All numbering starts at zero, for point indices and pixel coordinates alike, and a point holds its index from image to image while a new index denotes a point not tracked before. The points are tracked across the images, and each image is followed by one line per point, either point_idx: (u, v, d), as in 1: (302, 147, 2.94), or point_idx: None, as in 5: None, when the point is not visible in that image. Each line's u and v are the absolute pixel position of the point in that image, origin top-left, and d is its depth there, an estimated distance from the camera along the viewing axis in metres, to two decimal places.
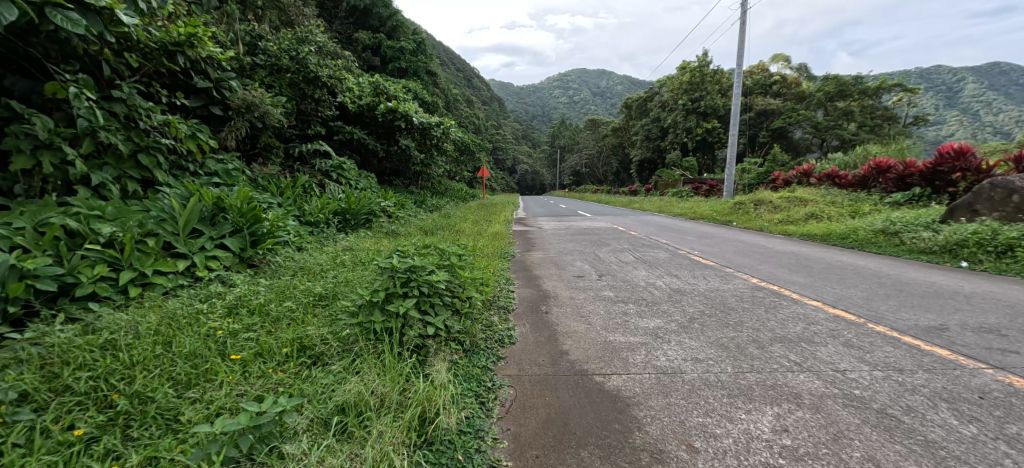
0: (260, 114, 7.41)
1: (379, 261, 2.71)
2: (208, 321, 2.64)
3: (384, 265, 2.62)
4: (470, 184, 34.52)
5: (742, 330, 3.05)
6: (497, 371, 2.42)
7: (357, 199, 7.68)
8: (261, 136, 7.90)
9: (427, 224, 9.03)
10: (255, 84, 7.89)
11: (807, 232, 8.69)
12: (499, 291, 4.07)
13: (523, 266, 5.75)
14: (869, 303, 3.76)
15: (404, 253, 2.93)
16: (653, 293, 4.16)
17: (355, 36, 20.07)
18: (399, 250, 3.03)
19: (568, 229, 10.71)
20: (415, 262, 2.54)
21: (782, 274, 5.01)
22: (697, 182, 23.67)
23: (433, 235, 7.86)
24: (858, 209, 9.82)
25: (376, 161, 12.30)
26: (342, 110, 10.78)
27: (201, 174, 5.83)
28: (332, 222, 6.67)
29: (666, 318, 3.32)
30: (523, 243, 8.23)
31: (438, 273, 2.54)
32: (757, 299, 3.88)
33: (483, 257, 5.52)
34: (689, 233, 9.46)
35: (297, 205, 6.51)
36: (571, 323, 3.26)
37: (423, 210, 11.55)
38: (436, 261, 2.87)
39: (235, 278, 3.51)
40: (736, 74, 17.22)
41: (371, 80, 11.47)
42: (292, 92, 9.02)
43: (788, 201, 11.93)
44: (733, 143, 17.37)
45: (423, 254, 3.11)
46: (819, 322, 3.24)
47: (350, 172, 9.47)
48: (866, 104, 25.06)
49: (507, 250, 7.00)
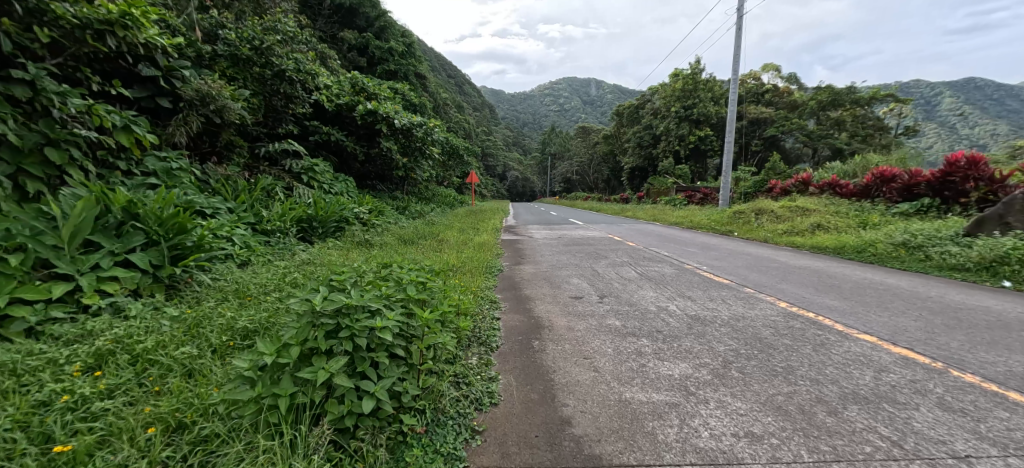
0: (218, 108, 6.56)
1: (303, 296, 1.92)
2: (55, 381, 1.85)
3: (306, 303, 1.84)
4: (459, 189, 33.82)
5: (798, 382, 2.32)
6: (469, 460, 1.64)
7: (326, 205, 6.88)
8: (221, 133, 7.07)
9: (407, 233, 8.21)
10: (214, 75, 7.05)
11: (819, 245, 8.08)
12: (479, 320, 3.30)
13: (511, 284, 4.98)
14: (934, 339, 3.05)
15: (344, 283, 2.15)
16: (669, 322, 3.42)
17: (340, 35, 19.33)
18: (341, 278, 2.24)
19: (561, 239, 9.97)
20: (348, 300, 1.75)
21: (810, 296, 4.33)
22: (690, 190, 23.20)
23: (411, 247, 7.05)
24: (868, 220, 9.24)
25: (356, 164, 11.48)
26: (317, 109, 9.97)
27: (135, 173, 4.93)
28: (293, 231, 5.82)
29: (694, 362, 2.58)
30: (512, 255, 7.48)
31: (385, 316, 1.74)
32: (797, 332, 3.16)
33: (466, 276, 4.75)
34: (692, 244, 8.76)
35: (254, 212, 5.67)
36: (572, 370, 2.49)
37: (405, 216, 10.76)
38: (388, 292, 2.07)
39: (134, 308, 2.69)
40: (732, 79, 16.76)
41: (350, 78, 10.72)
42: (259, 87, 8.20)
43: (790, 211, 11.37)
44: (729, 150, 16.87)
45: (374, 281, 2.31)
46: (890, 368, 2.52)
47: (323, 174, 8.62)
48: (857, 113, 24.96)
49: (494, 264, 6.25)
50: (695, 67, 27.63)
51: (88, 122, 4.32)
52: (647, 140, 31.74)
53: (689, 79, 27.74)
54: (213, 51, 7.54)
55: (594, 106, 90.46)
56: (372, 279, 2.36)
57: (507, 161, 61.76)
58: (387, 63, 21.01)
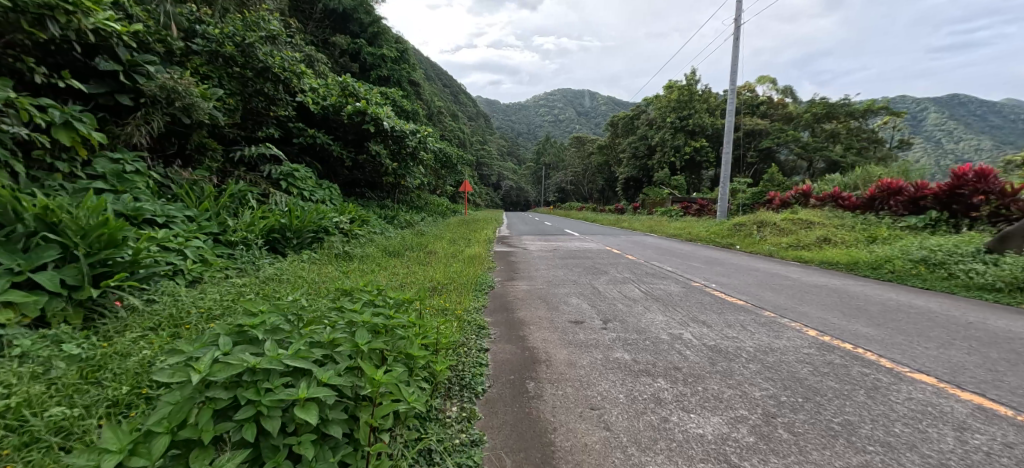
0: (186, 106, 5.99)
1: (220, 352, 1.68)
2: None
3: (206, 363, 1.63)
4: (452, 197, 33.33)
5: (867, 447, 1.82)
6: None
7: (303, 213, 6.33)
8: (192, 135, 6.55)
9: (393, 244, 7.68)
10: (186, 72, 6.54)
11: (829, 260, 7.66)
12: (463, 354, 2.78)
13: (502, 303, 4.49)
14: (1002, 381, 2.58)
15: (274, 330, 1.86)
16: (688, 356, 2.92)
17: (331, 40, 18.93)
18: (269, 322, 1.95)
19: (556, 251, 9.49)
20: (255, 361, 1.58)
21: (838, 322, 3.86)
22: (686, 201, 22.91)
23: (395, 261, 6.55)
24: (876, 234, 8.87)
25: (343, 171, 10.95)
26: (301, 112, 9.45)
27: (79, 176, 4.38)
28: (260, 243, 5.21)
29: (730, 415, 2.08)
30: (504, 269, 6.99)
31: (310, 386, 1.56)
32: (840, 371, 2.68)
33: (451, 295, 4.26)
34: (695, 258, 8.30)
35: (220, 221, 5.14)
36: (576, 428, 1.98)
37: (392, 226, 10.24)
38: (322, 343, 1.88)
39: (26, 343, 2.15)
40: (731, 90, 16.52)
41: (337, 80, 10.24)
42: (237, 87, 7.69)
43: (792, 224, 11.02)
44: (727, 161, 16.57)
45: (314, 327, 2.08)
46: (970, 424, 2.05)
47: (304, 179, 8.07)
48: (852, 126, 24.89)
49: (484, 279, 5.74)
50: (691, 78, 27.56)
51: (14, 116, 3.76)
52: (642, 150, 31.55)
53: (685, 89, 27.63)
54: (187, 46, 7.03)
55: (589, 117, 90.74)
56: (311, 324, 2.08)
57: (501, 170, 61.41)
58: (380, 69, 20.60)
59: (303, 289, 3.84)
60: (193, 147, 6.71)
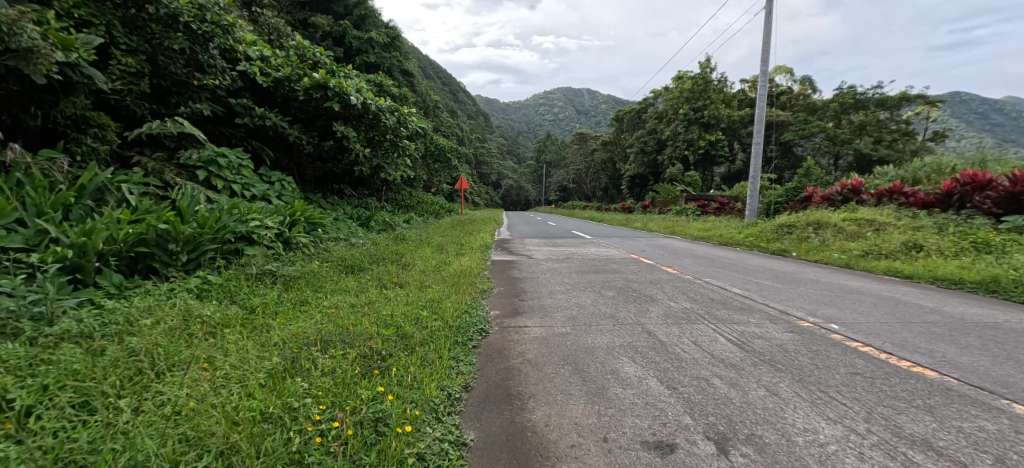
0: (21, 50, 3.99)
1: None
2: None
3: None
4: (448, 197, 31.27)
5: None
6: None
7: (204, 214, 4.28)
8: (61, 103, 4.73)
9: (353, 256, 5.63)
10: (45, 11, 4.58)
11: (946, 276, 5.65)
12: None
13: (498, 380, 2.46)
14: None
15: None
16: None
17: (310, 20, 16.89)
18: None
19: (571, 260, 7.51)
20: None
21: None
22: (703, 199, 20.95)
23: (345, 284, 4.51)
24: (985, 239, 6.86)
25: (309, 163, 9.01)
26: (248, 85, 7.50)
27: None
28: (55, 269, 2.92)
29: None
30: (506, 290, 4.92)
31: None
32: None
33: (396, 381, 2.17)
34: (757, 272, 6.30)
35: (34, 228, 3.15)
36: None
37: (365, 230, 8.27)
38: None
39: None
40: (763, 73, 14.35)
41: (296, 48, 8.26)
42: (140, 42, 5.75)
43: (855, 225, 9.02)
44: (758, 153, 14.55)
45: None
46: None
47: (237, 166, 6.03)
48: (882, 117, 22.79)
49: (474, 315, 3.71)
50: (706, 67, 25.45)
51: None
52: (651, 145, 29.52)
53: (699, 79, 25.55)
54: None
55: (591, 116, 88.49)
56: None
57: (501, 169, 59.17)
58: (367, 55, 18.33)
59: (52, 391, 1.80)
60: (70, 121, 4.87)
